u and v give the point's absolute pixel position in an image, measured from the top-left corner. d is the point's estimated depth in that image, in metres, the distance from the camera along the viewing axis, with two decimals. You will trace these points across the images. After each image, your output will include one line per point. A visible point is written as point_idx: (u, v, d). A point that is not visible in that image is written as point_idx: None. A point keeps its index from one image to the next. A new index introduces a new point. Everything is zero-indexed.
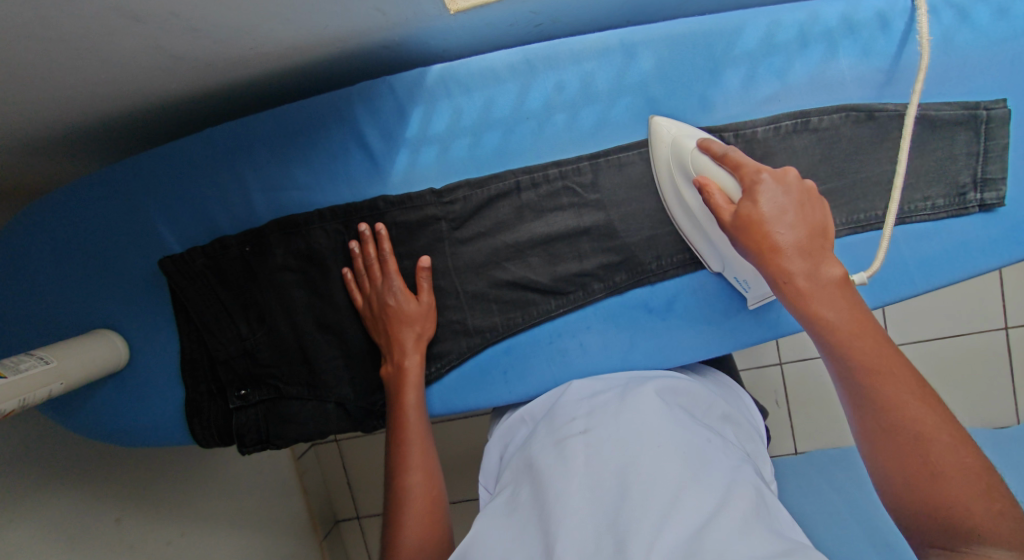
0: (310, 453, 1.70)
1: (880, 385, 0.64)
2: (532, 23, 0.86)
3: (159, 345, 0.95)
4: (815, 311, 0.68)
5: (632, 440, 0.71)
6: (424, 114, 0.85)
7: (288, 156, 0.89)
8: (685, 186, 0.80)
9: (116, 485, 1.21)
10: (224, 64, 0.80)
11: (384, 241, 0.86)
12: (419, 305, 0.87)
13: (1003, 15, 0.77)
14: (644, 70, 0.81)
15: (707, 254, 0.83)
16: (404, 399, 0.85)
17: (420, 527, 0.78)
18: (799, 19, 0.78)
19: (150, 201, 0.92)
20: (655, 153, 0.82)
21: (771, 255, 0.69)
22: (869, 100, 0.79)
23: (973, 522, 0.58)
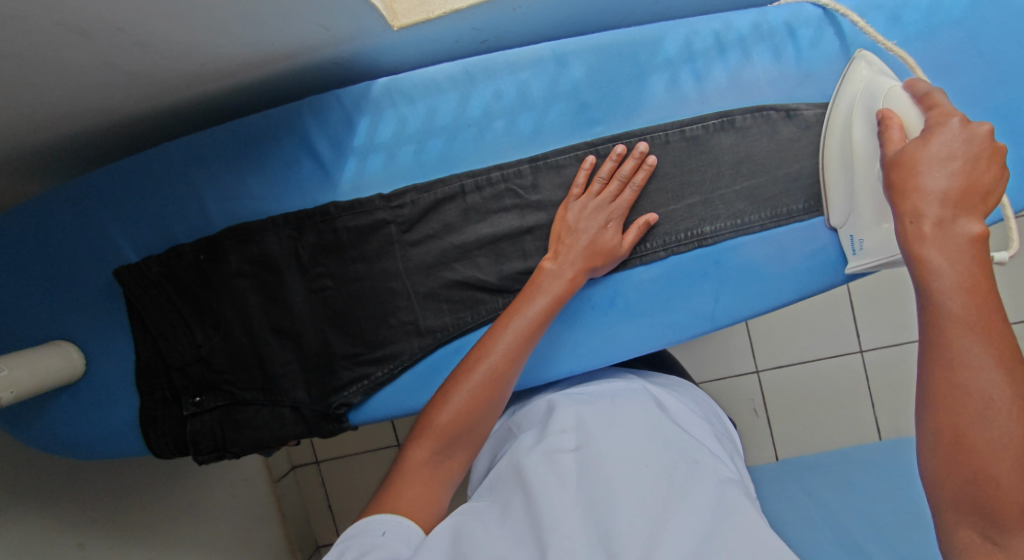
0: (288, 476, 1.68)
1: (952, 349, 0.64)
2: (477, 39, 0.92)
3: (115, 355, 0.97)
4: (924, 256, 0.69)
5: (621, 457, 0.74)
6: (371, 124, 0.90)
7: (242, 166, 0.92)
8: (859, 122, 0.80)
9: (83, 508, 1.20)
10: (178, 79, 0.84)
11: (641, 172, 0.85)
12: (616, 242, 0.85)
13: (897, 21, 0.81)
14: (575, 77, 0.86)
15: (835, 204, 0.84)
16: (530, 302, 0.83)
17: (467, 410, 0.80)
18: (713, 28, 0.84)
19: (109, 214, 0.94)
20: (845, 84, 0.82)
21: (903, 196, 0.72)
22: (782, 99, 0.85)
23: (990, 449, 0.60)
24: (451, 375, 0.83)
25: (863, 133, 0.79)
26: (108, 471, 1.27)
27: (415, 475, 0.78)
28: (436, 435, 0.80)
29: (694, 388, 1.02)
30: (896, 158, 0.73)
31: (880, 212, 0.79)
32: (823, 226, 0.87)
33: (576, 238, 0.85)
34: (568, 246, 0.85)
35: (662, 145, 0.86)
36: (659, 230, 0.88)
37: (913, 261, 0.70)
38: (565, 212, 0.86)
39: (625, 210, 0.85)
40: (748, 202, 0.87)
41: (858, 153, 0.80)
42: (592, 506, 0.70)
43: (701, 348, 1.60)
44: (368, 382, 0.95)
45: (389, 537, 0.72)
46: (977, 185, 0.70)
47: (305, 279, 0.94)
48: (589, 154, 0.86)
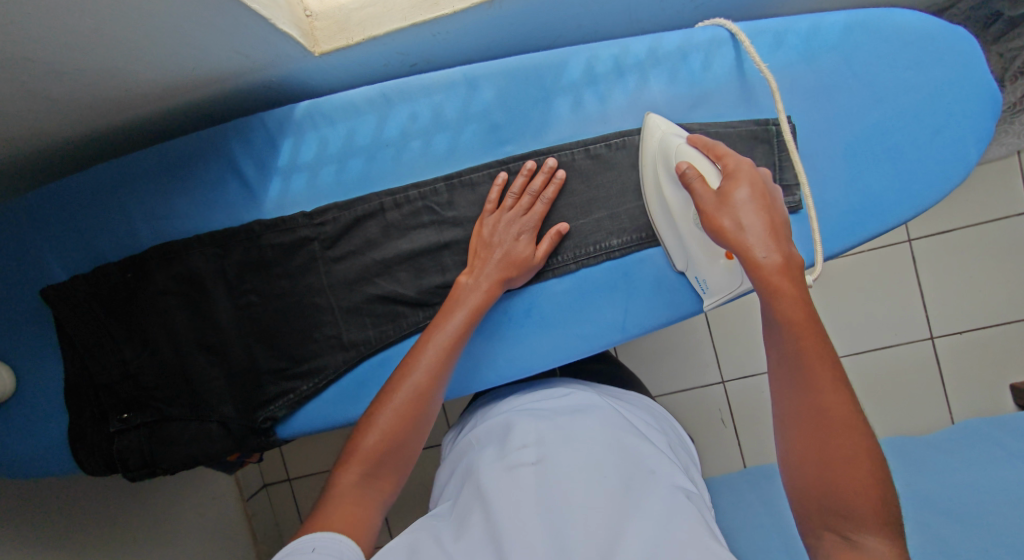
0: (261, 494, 1.66)
1: (814, 366, 0.72)
2: (407, 62, 0.96)
3: (45, 374, 0.98)
4: (779, 288, 0.73)
5: (580, 472, 0.74)
6: (294, 144, 0.93)
7: (170, 188, 0.96)
8: (668, 181, 0.86)
9: (42, 529, 1.20)
10: (104, 105, 0.87)
11: (553, 186, 0.89)
12: (531, 253, 0.88)
13: (780, 45, 0.85)
14: (486, 99, 0.90)
15: (675, 251, 0.89)
16: (452, 317, 0.85)
17: (391, 428, 0.79)
18: (613, 52, 0.87)
19: (41, 235, 0.97)
20: (644, 146, 0.88)
21: (741, 238, 0.75)
22: (681, 118, 0.88)
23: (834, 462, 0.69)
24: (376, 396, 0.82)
25: (676, 193, 0.85)
26: (69, 489, 1.28)
27: (346, 499, 0.75)
28: (362, 458, 0.77)
29: (648, 403, 1.02)
30: (715, 206, 0.77)
31: (710, 254, 0.85)
32: None
33: (492, 251, 0.88)
34: (484, 258, 0.88)
35: (568, 162, 0.90)
36: (568, 245, 0.92)
37: (768, 292, 0.73)
38: (483, 227, 0.89)
39: (537, 222, 0.89)
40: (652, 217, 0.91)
41: (677, 210, 0.86)
42: (551, 522, 0.70)
43: (648, 362, 1.63)
44: (294, 396, 0.97)
45: (319, 554, 0.68)
46: (783, 218, 0.77)
47: (232, 295, 0.97)
48: (501, 171, 0.90)
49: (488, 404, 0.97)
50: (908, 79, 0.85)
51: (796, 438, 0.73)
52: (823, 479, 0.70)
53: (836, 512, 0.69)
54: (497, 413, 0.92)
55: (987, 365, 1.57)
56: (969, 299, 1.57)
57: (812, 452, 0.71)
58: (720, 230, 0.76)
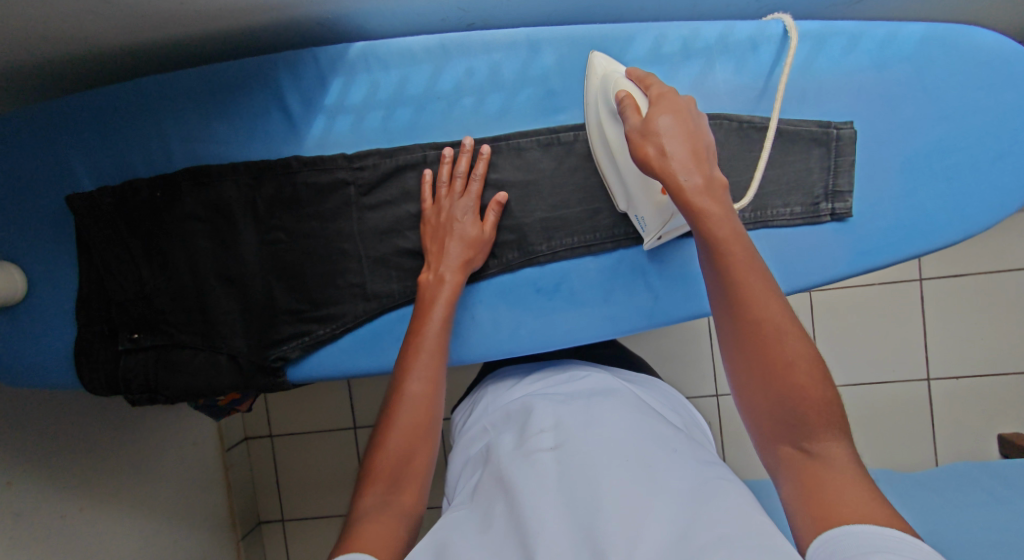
0: (240, 447, 1.69)
1: (746, 279, 0.68)
2: (465, 21, 0.95)
3: (58, 283, 0.96)
4: (705, 211, 0.70)
5: (601, 451, 0.70)
6: (343, 84, 0.91)
7: (211, 112, 0.93)
8: (608, 118, 0.83)
9: (25, 446, 1.17)
10: (157, 17, 0.84)
11: (479, 162, 0.88)
12: (481, 231, 0.88)
13: (853, 48, 0.83)
14: (545, 64, 0.88)
15: (616, 190, 0.88)
16: (432, 313, 0.84)
17: (403, 440, 0.75)
18: (682, 34, 0.85)
19: (74, 141, 0.95)
20: (588, 86, 0.86)
21: (662, 162, 0.72)
22: (741, 110, 0.85)
23: (785, 382, 0.65)
24: (378, 416, 0.79)
25: (614, 129, 0.83)
26: (55, 408, 1.25)
27: (375, 521, 0.70)
28: (383, 476, 0.73)
29: (665, 387, 1.01)
30: (639, 132, 0.74)
31: (644, 191, 0.83)
32: (766, 239, 0.84)
33: (443, 242, 0.88)
34: (438, 254, 0.88)
35: None
36: (606, 223, 0.91)
37: (693, 216, 0.70)
38: (428, 223, 0.90)
39: (477, 200, 0.89)
40: None
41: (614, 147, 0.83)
42: (575, 502, 0.66)
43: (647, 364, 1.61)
44: (308, 339, 0.96)
45: None
46: (706, 144, 0.75)
47: (259, 230, 0.95)
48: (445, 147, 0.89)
49: (503, 382, 0.95)
50: (976, 100, 0.84)
51: (739, 363, 0.68)
52: (772, 398, 0.66)
53: (789, 426, 0.65)
54: (509, 397, 0.90)
55: (985, 412, 1.57)
56: (978, 344, 1.57)
57: (760, 380, 0.66)
58: (645, 157, 0.74)
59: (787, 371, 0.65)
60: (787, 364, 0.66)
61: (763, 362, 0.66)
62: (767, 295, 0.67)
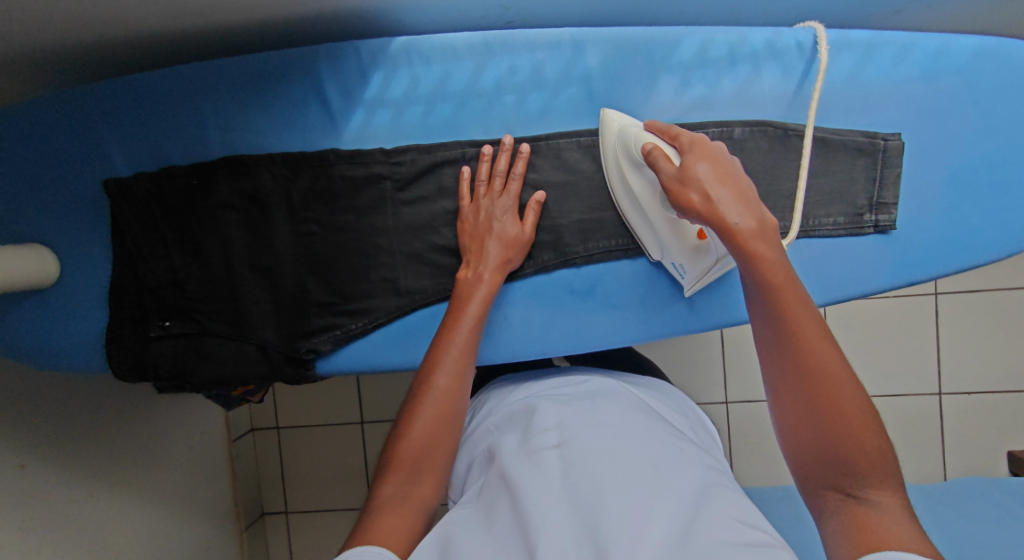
0: (247, 438, 1.69)
1: (800, 322, 0.69)
2: (504, 18, 0.94)
3: (90, 268, 0.96)
4: (757, 252, 0.71)
5: (604, 452, 0.71)
6: (384, 79, 0.91)
7: (250, 102, 0.93)
8: (631, 169, 0.85)
9: (36, 431, 1.17)
10: (197, 7, 0.84)
11: (519, 160, 0.88)
12: (521, 231, 0.88)
13: (903, 59, 0.82)
14: (589, 65, 0.87)
15: (647, 240, 0.89)
16: (467, 308, 0.85)
17: (427, 433, 0.77)
18: (729, 39, 0.84)
19: (111, 126, 0.95)
20: (603, 139, 0.88)
21: (710, 207, 0.72)
22: (783, 117, 0.85)
23: (839, 427, 0.66)
24: (403, 407, 0.80)
25: (642, 179, 0.84)
26: (69, 391, 1.24)
27: (394, 511, 0.73)
28: (404, 467, 0.75)
29: (673, 390, 1.02)
30: (677, 180, 0.75)
31: (678, 238, 0.85)
32: (805, 248, 0.84)
33: (483, 240, 0.87)
34: (477, 251, 0.87)
35: None
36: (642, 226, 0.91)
37: (746, 258, 0.71)
38: (466, 222, 0.89)
39: (515, 200, 0.89)
40: None
41: (642, 196, 0.84)
42: (578, 500, 0.67)
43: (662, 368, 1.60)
44: (339, 332, 0.95)
45: None
46: (748, 185, 0.75)
47: (293, 221, 0.94)
48: (485, 145, 0.89)
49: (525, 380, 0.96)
50: None
51: (787, 402, 0.69)
52: (823, 440, 0.67)
53: (837, 470, 0.66)
54: (517, 397, 0.90)
55: (1003, 430, 1.56)
56: (1001, 361, 1.55)
57: (812, 423, 0.68)
58: (690, 206, 0.74)
59: (841, 417, 0.66)
60: (837, 409, 0.67)
61: (817, 406, 0.67)
62: (820, 340, 0.69)
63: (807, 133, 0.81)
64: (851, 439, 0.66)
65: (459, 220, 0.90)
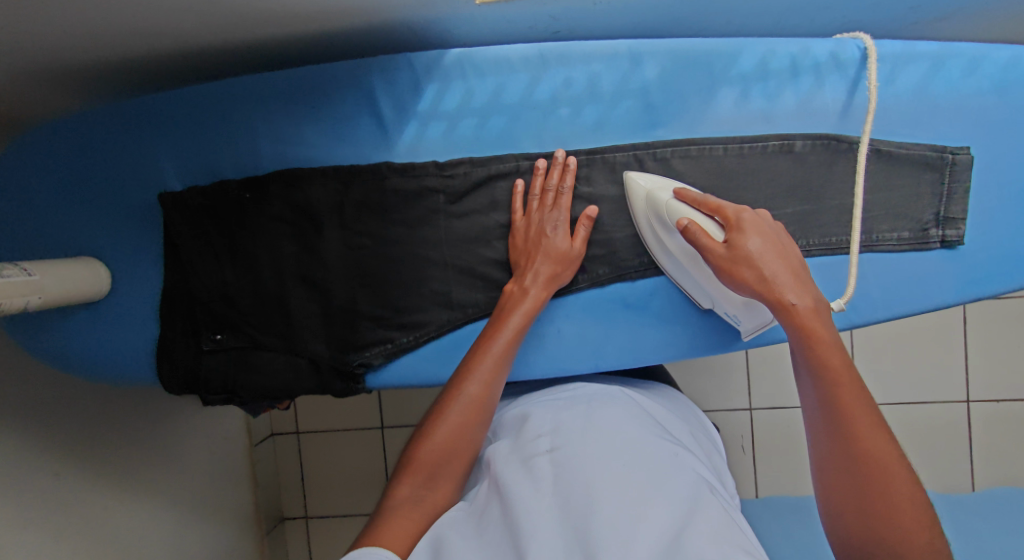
0: (267, 443, 1.70)
1: (852, 408, 0.70)
2: (550, 28, 0.92)
3: (139, 281, 0.95)
4: (815, 334, 0.71)
5: (594, 456, 0.72)
6: (438, 91, 0.90)
7: (300, 114, 0.92)
8: (667, 231, 0.85)
9: (68, 436, 1.16)
10: (253, 19, 0.83)
11: (570, 175, 0.87)
12: (570, 246, 0.88)
13: (974, 70, 0.81)
14: (647, 78, 0.86)
15: (697, 291, 0.89)
16: (510, 321, 0.85)
17: (451, 439, 0.79)
18: (791, 51, 0.83)
19: (160, 138, 0.93)
20: (633, 206, 0.88)
21: (768, 287, 0.73)
22: (836, 129, 0.83)
23: (892, 522, 0.67)
24: (432, 407, 0.82)
25: (681, 240, 0.85)
26: (102, 401, 1.23)
27: (405, 513, 0.75)
28: (421, 469, 0.77)
29: (675, 395, 1.01)
30: (727, 259, 0.76)
31: (728, 292, 0.84)
32: (868, 262, 0.84)
33: (531, 255, 0.88)
34: (526, 264, 0.88)
35: (718, 158, 0.85)
36: None
37: (803, 341, 0.72)
38: (518, 237, 0.89)
39: (568, 214, 0.88)
40: (797, 227, 0.85)
41: (687, 254, 0.85)
42: (567, 506, 0.68)
43: (692, 376, 1.58)
44: (390, 346, 0.95)
45: None
46: (799, 263, 0.76)
47: (343, 234, 0.93)
48: (540, 159, 0.88)
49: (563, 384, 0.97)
50: None
51: (833, 484, 0.70)
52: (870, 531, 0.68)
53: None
54: (526, 401, 0.90)
55: None
56: None
57: (861, 511, 0.68)
58: (743, 284, 0.76)
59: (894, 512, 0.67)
60: (884, 499, 0.67)
61: (870, 496, 0.68)
62: (876, 431, 0.69)
63: (863, 142, 0.81)
64: (905, 535, 0.66)
65: (511, 233, 0.91)
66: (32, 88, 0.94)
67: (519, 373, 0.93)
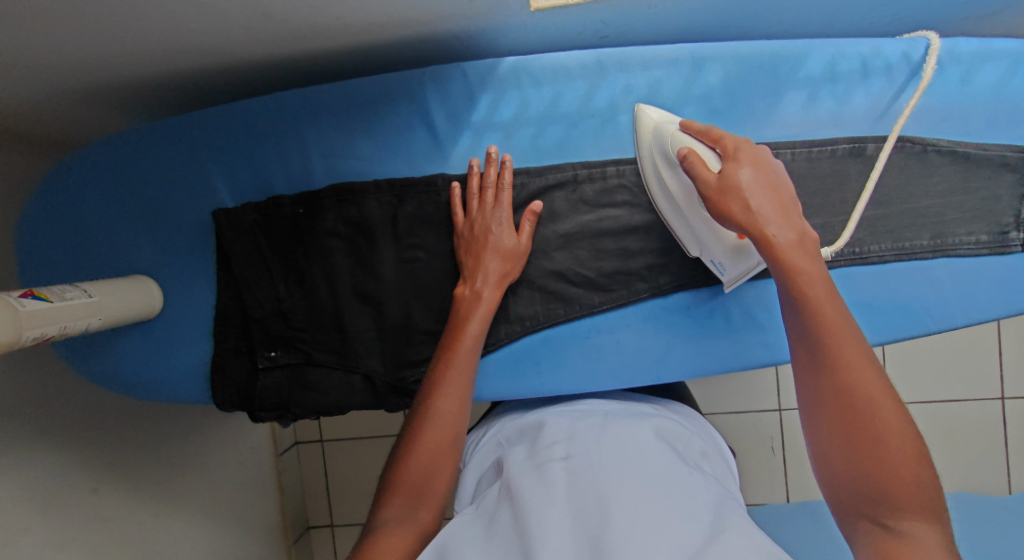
0: (291, 451, 1.61)
1: (837, 338, 0.66)
2: (598, 32, 0.89)
3: (192, 298, 0.94)
4: (795, 266, 0.68)
5: (613, 469, 0.72)
6: (493, 101, 0.88)
7: (352, 127, 0.90)
8: (668, 169, 0.83)
9: (99, 454, 1.15)
10: (306, 32, 0.81)
11: (506, 171, 0.87)
12: (518, 242, 0.87)
13: None
14: (709, 83, 0.84)
15: (686, 237, 0.86)
16: (468, 327, 0.83)
17: (427, 460, 0.76)
18: (861, 52, 0.81)
19: (211, 154, 0.92)
20: (639, 138, 0.86)
21: (750, 219, 0.70)
22: (866, 131, 0.83)
23: (880, 448, 0.62)
24: (404, 427, 0.79)
25: (679, 178, 0.82)
26: (134, 415, 1.23)
27: (389, 535, 0.71)
28: (403, 491, 0.74)
29: (684, 408, 0.98)
30: (717, 190, 0.72)
31: (718, 233, 0.81)
32: (944, 267, 0.82)
33: (480, 255, 0.86)
34: (477, 266, 0.86)
35: (786, 163, 0.83)
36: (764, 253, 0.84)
37: (784, 271, 0.68)
38: (461, 236, 0.88)
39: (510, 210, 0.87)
40: (868, 232, 0.82)
41: (680, 195, 0.82)
42: (581, 514, 0.67)
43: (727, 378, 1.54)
44: None
45: None
46: (790, 195, 0.72)
47: (398, 247, 0.92)
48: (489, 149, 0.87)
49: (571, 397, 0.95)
50: None
51: (822, 423, 0.66)
52: (855, 460, 0.63)
53: (866, 495, 0.63)
54: (532, 413, 0.91)
55: None
56: None
57: (843, 440, 0.64)
58: (727, 216, 0.71)
59: (878, 438, 0.63)
60: (875, 435, 0.63)
61: (855, 423, 0.64)
62: (862, 361, 0.65)
63: (888, 142, 0.80)
64: (891, 460, 0.62)
65: (455, 235, 0.89)
66: (87, 100, 0.93)
67: (578, 387, 0.91)
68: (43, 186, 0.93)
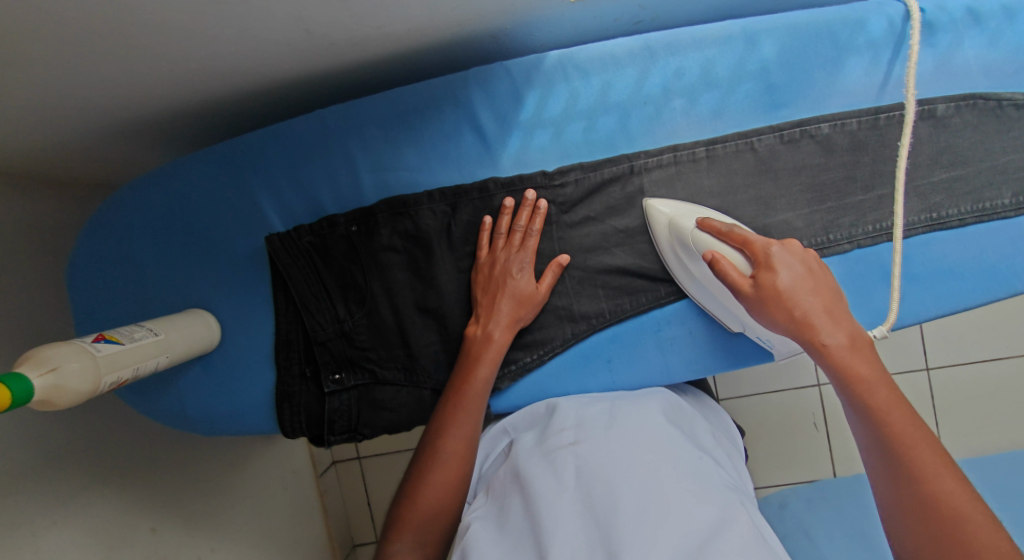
0: (331, 471, 1.59)
1: (910, 445, 0.65)
2: (635, 18, 0.86)
3: (251, 327, 0.93)
4: (853, 372, 0.69)
5: (617, 456, 0.72)
6: (540, 98, 0.86)
7: (400, 137, 0.88)
8: (691, 260, 0.83)
9: (155, 494, 1.12)
10: (346, 45, 0.79)
11: (539, 218, 0.86)
12: (535, 289, 0.86)
13: None
14: (765, 56, 0.83)
15: (726, 317, 0.85)
16: (477, 371, 0.83)
17: (438, 496, 0.76)
18: (925, 9, 0.81)
19: (258, 180, 0.90)
20: (655, 234, 0.86)
21: (805, 324, 0.71)
22: (874, 103, 0.83)
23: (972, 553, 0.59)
24: (415, 462, 0.80)
25: (704, 269, 0.82)
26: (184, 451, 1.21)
27: None
28: (411, 527, 0.74)
29: (696, 394, 0.96)
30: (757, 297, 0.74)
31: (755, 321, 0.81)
32: None
33: (497, 297, 0.85)
34: (490, 308, 0.85)
35: (853, 132, 0.84)
36: (844, 222, 0.84)
37: (841, 377, 0.70)
38: (480, 271, 0.87)
39: (534, 256, 0.86)
40: (946, 195, 0.82)
41: (715, 285, 0.82)
42: (590, 503, 0.68)
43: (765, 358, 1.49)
44: (514, 368, 0.90)
45: None
46: (834, 288, 0.74)
47: (454, 257, 0.90)
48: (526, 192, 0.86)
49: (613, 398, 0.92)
50: None
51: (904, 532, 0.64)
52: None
53: None
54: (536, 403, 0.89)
55: None
56: None
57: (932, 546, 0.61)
58: (774, 320, 0.74)
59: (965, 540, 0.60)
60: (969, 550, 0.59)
61: (935, 520, 0.61)
62: (939, 467, 0.63)
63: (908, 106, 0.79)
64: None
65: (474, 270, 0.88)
66: (124, 135, 0.91)
67: (652, 378, 0.90)
68: (91, 227, 0.92)
